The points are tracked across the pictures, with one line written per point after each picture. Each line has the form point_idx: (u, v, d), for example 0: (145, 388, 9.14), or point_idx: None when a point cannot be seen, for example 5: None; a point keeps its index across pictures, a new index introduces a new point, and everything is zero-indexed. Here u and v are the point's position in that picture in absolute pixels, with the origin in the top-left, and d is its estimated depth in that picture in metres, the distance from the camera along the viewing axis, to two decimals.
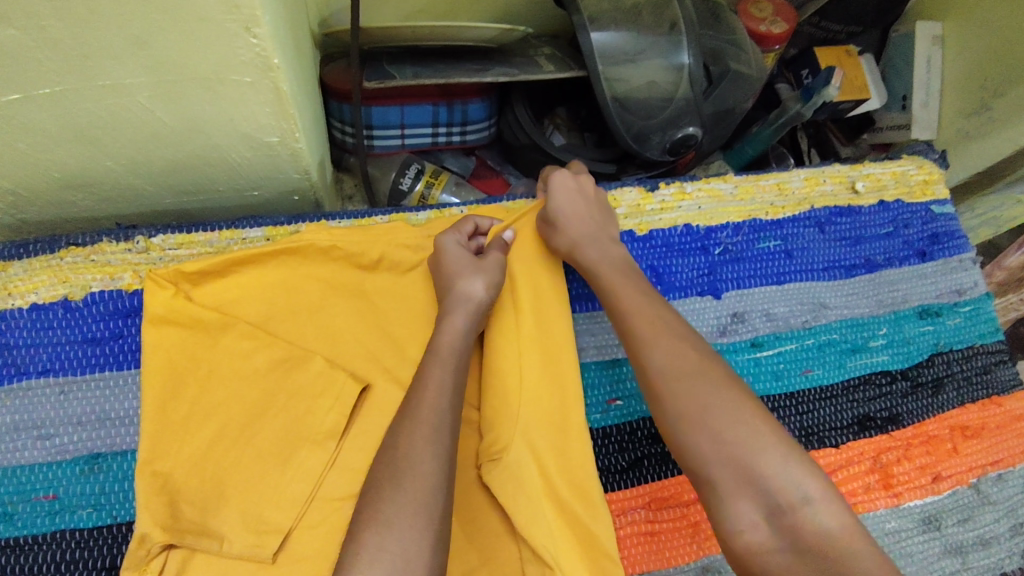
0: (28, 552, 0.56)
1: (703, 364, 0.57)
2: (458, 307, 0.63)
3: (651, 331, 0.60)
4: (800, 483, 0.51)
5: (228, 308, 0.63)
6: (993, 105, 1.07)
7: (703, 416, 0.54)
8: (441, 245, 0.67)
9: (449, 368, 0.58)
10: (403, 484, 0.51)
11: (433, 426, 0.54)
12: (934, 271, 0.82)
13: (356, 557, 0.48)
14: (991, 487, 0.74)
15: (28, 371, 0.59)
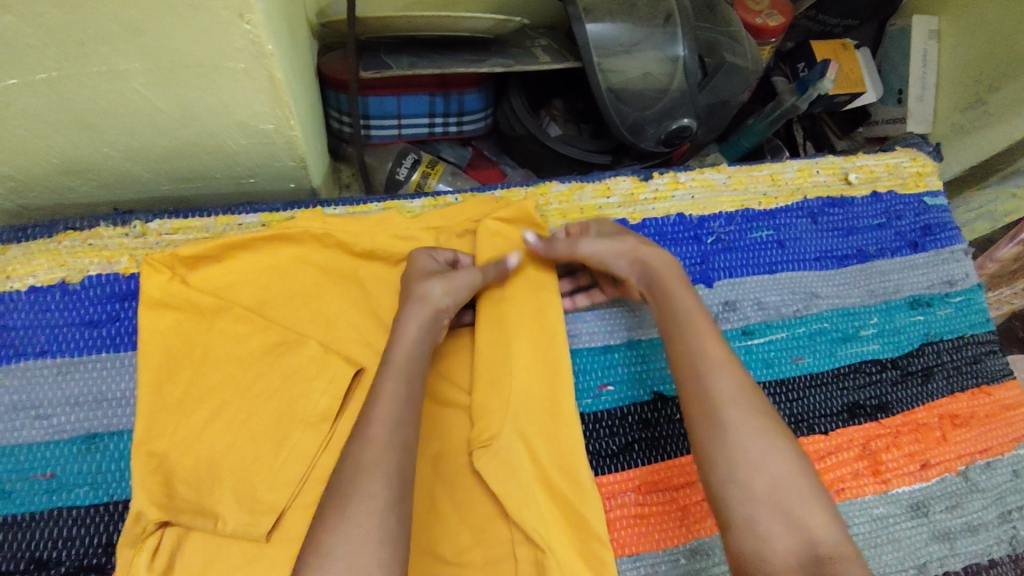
0: (25, 530, 0.56)
1: (765, 406, 0.59)
2: (413, 315, 0.62)
3: (722, 359, 0.61)
4: (838, 542, 0.53)
5: (224, 293, 0.64)
6: (987, 99, 1.07)
7: (762, 451, 0.56)
8: (413, 257, 0.67)
9: (401, 375, 0.59)
10: (350, 507, 0.52)
11: (384, 443, 0.55)
12: (926, 262, 0.82)
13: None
14: (980, 475, 0.75)
15: (26, 353, 0.60)
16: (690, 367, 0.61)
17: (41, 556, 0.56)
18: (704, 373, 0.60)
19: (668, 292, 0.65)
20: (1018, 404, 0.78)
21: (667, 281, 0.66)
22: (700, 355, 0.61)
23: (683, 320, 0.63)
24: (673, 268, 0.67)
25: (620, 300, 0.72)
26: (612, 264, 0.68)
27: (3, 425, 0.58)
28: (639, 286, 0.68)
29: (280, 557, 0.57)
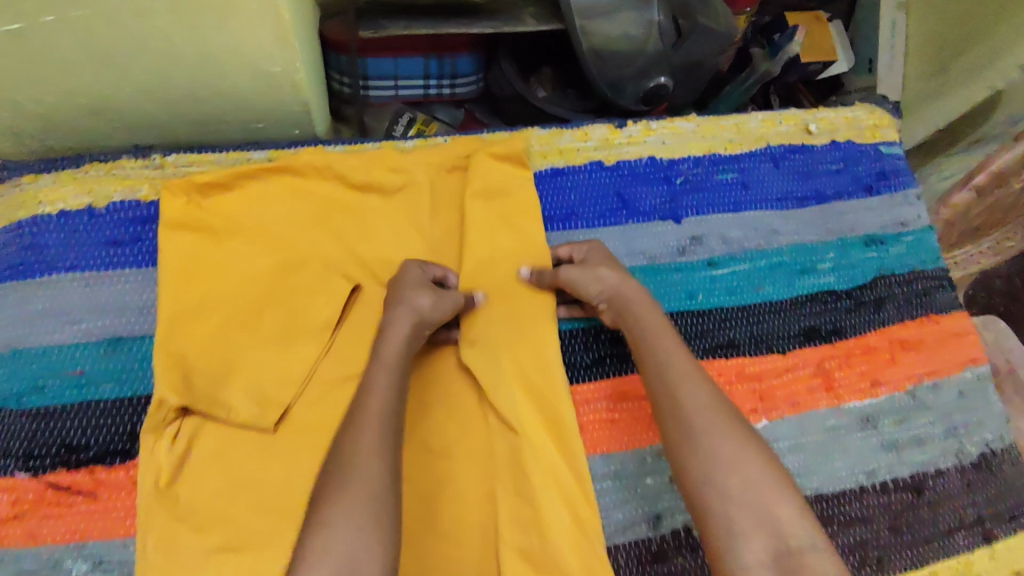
0: (57, 419, 0.63)
1: (731, 413, 0.63)
2: (401, 319, 0.67)
3: (692, 373, 0.65)
4: (808, 532, 0.57)
5: (235, 218, 0.71)
6: (952, 65, 1.11)
7: (732, 455, 0.60)
8: (403, 268, 0.72)
9: (392, 373, 0.64)
10: (349, 486, 0.57)
11: (379, 429, 0.60)
12: (880, 205, 0.89)
13: (307, 557, 0.54)
14: (927, 393, 0.81)
15: (57, 268, 0.67)
16: (662, 385, 0.65)
17: (72, 443, 0.63)
18: (676, 388, 0.65)
19: (640, 316, 0.70)
20: (964, 331, 0.85)
21: (640, 305, 0.70)
22: (671, 371, 0.66)
23: (653, 341, 0.68)
24: (645, 294, 0.72)
25: (595, 232, 0.80)
26: (588, 293, 0.72)
27: (37, 329, 0.65)
28: (610, 313, 0.72)
29: (287, 444, 0.65)
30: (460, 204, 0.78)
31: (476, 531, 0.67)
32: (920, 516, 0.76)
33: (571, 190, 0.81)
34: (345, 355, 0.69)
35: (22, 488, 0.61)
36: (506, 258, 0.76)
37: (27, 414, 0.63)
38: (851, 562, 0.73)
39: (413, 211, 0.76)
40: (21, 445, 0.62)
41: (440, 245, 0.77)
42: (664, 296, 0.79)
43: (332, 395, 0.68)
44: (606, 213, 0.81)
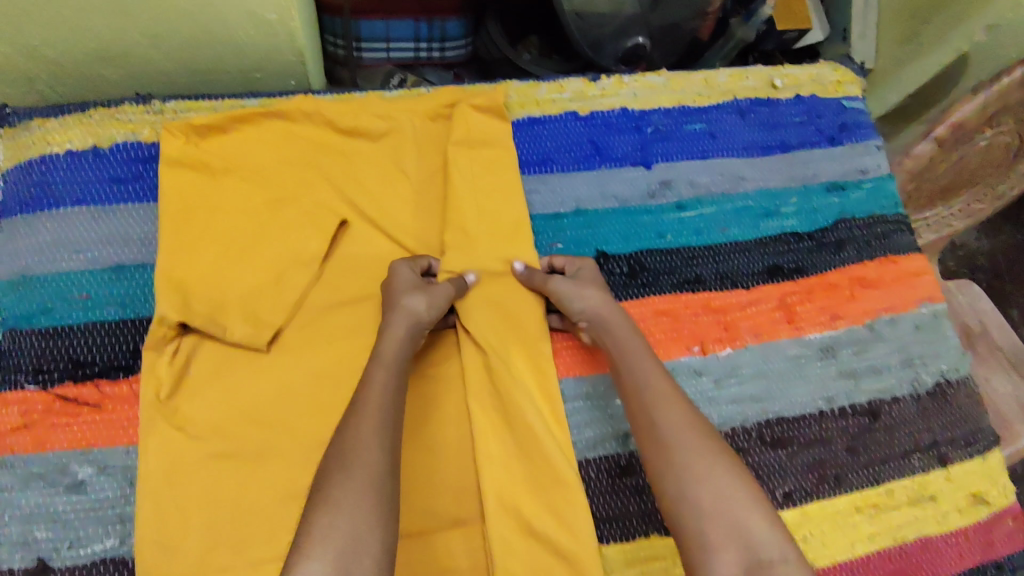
0: (64, 338, 0.68)
1: (706, 431, 0.65)
2: (399, 321, 0.68)
3: (667, 392, 0.68)
4: (778, 544, 0.58)
5: (229, 157, 0.75)
6: (922, 33, 1.14)
7: (704, 470, 0.62)
8: (393, 268, 0.74)
9: (391, 370, 0.65)
10: (353, 472, 0.56)
11: (378, 419, 0.60)
12: (843, 154, 0.93)
13: (308, 538, 0.53)
14: (884, 327, 0.86)
15: (63, 202, 0.72)
16: (639, 404, 0.68)
17: (79, 359, 0.68)
18: (652, 407, 0.67)
19: (619, 337, 0.72)
20: (920, 271, 0.90)
21: (619, 327, 0.73)
22: (648, 391, 0.68)
23: (632, 361, 0.70)
24: (624, 318, 0.74)
25: (571, 176, 0.85)
26: (571, 310, 0.74)
27: (46, 257, 0.70)
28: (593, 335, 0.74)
29: (279, 363, 0.70)
30: (443, 151, 0.81)
31: (455, 446, 0.72)
32: (875, 438, 0.81)
33: (548, 137, 0.86)
34: (332, 283, 0.74)
35: (31, 399, 0.66)
36: (484, 199, 0.79)
37: (36, 333, 0.68)
38: (809, 479, 0.78)
39: (396, 153, 0.80)
40: (31, 362, 0.67)
41: (422, 185, 0.80)
42: (635, 236, 0.84)
43: (321, 319, 0.73)
44: (581, 158, 0.86)
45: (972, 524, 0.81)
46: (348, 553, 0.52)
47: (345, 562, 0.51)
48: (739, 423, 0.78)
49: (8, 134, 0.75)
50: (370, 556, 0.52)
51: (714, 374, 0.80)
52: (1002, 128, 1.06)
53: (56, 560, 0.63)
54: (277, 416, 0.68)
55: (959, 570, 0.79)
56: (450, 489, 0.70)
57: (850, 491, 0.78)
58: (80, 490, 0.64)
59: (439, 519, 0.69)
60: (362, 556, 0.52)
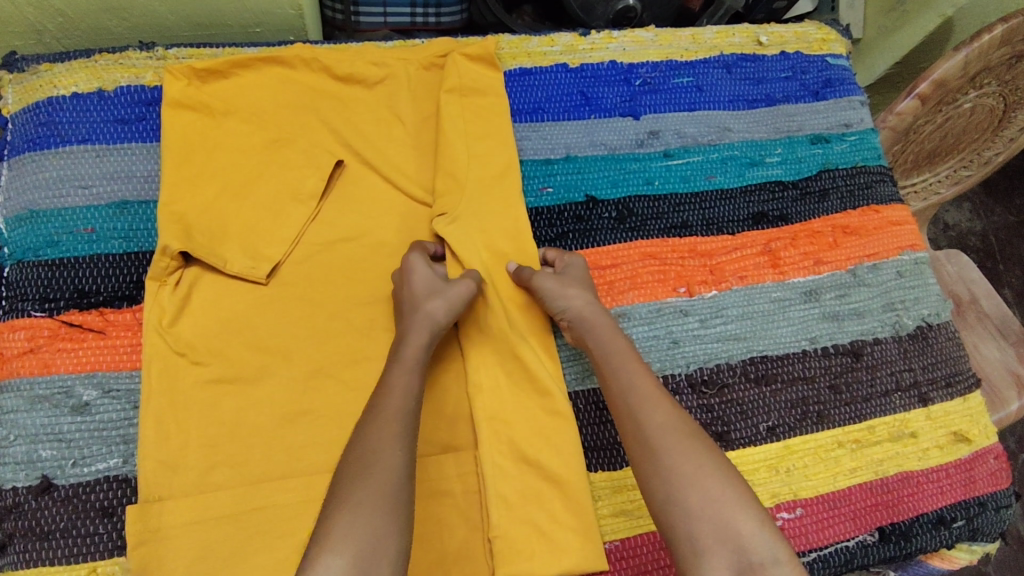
0: (70, 269, 0.71)
1: (693, 429, 0.65)
2: (419, 327, 0.69)
3: (652, 394, 0.67)
4: (770, 545, 0.58)
5: (230, 101, 0.78)
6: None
7: (694, 474, 0.61)
8: (409, 262, 0.73)
9: (412, 376, 0.65)
10: (373, 475, 0.58)
11: (399, 424, 0.62)
12: (827, 108, 0.96)
13: (328, 535, 0.55)
14: (867, 272, 0.87)
15: (70, 140, 0.75)
16: (624, 407, 0.67)
17: (84, 289, 0.70)
18: (637, 410, 0.66)
19: (602, 338, 0.71)
20: (903, 220, 0.92)
21: (602, 326, 0.72)
22: (634, 392, 0.67)
23: (615, 360, 0.70)
24: (606, 316, 0.73)
25: (561, 125, 0.87)
26: (554, 307, 0.73)
27: (52, 192, 0.73)
28: (575, 333, 0.73)
29: (277, 295, 0.73)
30: (436, 99, 0.83)
31: (449, 377, 0.74)
32: (858, 377, 0.82)
33: (539, 88, 0.88)
34: (329, 221, 0.77)
35: (38, 326, 0.69)
36: (476, 142, 0.81)
37: (43, 264, 0.70)
38: (792, 414, 0.79)
39: (391, 100, 0.83)
40: (38, 290, 0.70)
41: (416, 130, 0.82)
42: (623, 183, 0.86)
43: (318, 256, 0.75)
44: (571, 108, 0.88)
45: (952, 462, 0.82)
46: (368, 553, 0.54)
47: (364, 562, 0.54)
48: (723, 360, 0.80)
49: (18, 80, 0.77)
50: (386, 559, 0.55)
51: (700, 313, 0.82)
52: (985, 91, 1.07)
53: (61, 477, 0.65)
54: (275, 344, 0.70)
55: (940, 505, 0.80)
56: (443, 416, 0.72)
57: (834, 427, 0.80)
58: (85, 411, 0.67)
59: (431, 445, 0.71)
60: (380, 559, 0.55)
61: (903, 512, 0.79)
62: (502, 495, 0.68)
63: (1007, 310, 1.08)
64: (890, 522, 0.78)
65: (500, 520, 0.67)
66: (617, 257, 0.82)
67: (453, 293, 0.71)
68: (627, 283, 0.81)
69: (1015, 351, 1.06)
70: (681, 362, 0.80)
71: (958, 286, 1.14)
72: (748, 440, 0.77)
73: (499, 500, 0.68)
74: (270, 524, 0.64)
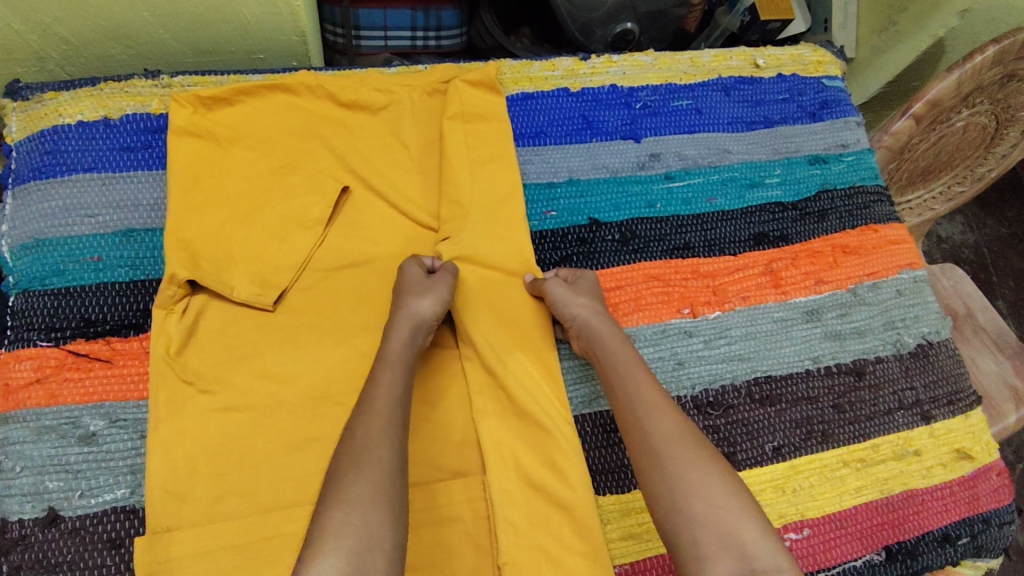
0: (75, 297, 0.70)
1: (698, 440, 0.65)
2: (403, 320, 0.70)
3: (660, 403, 0.67)
4: (773, 555, 0.57)
5: (235, 128, 0.79)
6: (898, 20, 1.19)
7: (699, 480, 0.61)
8: (397, 270, 0.75)
9: (399, 369, 0.66)
10: (362, 469, 0.58)
11: (386, 420, 0.62)
12: (824, 129, 0.97)
13: (321, 533, 0.54)
14: (867, 291, 0.88)
15: (75, 169, 0.75)
16: (631, 415, 0.67)
17: (90, 317, 0.70)
18: (644, 416, 0.66)
19: (610, 348, 0.72)
20: (901, 239, 0.93)
21: (608, 337, 0.73)
22: (640, 402, 0.68)
23: (623, 370, 0.70)
24: (615, 328, 0.74)
25: (563, 148, 0.88)
26: (563, 313, 0.74)
27: (58, 221, 0.73)
28: (583, 343, 0.74)
29: (283, 321, 0.73)
30: (440, 124, 0.84)
31: (456, 402, 0.74)
32: (862, 396, 0.83)
33: (541, 112, 0.89)
34: (335, 247, 0.77)
35: (43, 356, 0.68)
36: (480, 168, 0.82)
37: (49, 293, 0.70)
38: (797, 434, 0.79)
39: (395, 125, 0.83)
40: (44, 320, 0.69)
41: (419, 155, 0.83)
42: (625, 205, 0.87)
43: (324, 282, 0.75)
44: (573, 132, 0.89)
45: (956, 479, 0.82)
46: (362, 547, 0.53)
47: (358, 557, 0.53)
48: (728, 381, 0.81)
49: (23, 108, 0.77)
50: (381, 553, 0.54)
51: (705, 334, 0.82)
52: (977, 110, 1.11)
53: (67, 509, 0.63)
54: (282, 371, 0.70)
55: (944, 522, 0.80)
56: (451, 442, 0.72)
57: (838, 446, 0.80)
58: (92, 442, 0.66)
59: (440, 471, 0.71)
60: (374, 552, 0.54)
61: (908, 530, 0.78)
62: (510, 521, 0.68)
63: (1003, 324, 1.10)
64: (897, 541, 0.78)
65: (508, 547, 0.67)
66: (620, 280, 0.83)
67: (437, 286, 0.72)
68: (632, 305, 0.82)
69: (1011, 364, 1.07)
70: (686, 383, 0.80)
71: (953, 300, 1.15)
72: (754, 461, 0.77)
73: (508, 526, 0.68)
74: (279, 553, 0.64)
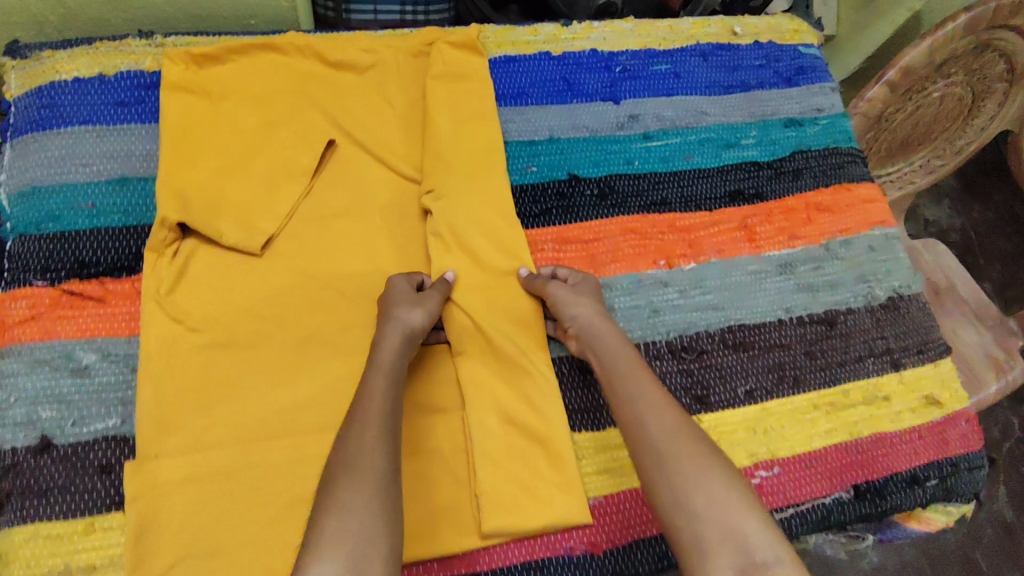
0: (70, 241, 0.73)
1: (697, 435, 0.66)
2: (393, 331, 0.70)
3: (659, 402, 0.68)
4: (772, 545, 0.58)
5: (226, 84, 0.82)
6: None
7: (699, 476, 0.62)
8: (391, 282, 0.75)
9: (389, 378, 0.66)
10: (358, 477, 0.59)
11: (379, 428, 0.63)
12: (799, 94, 1.00)
13: (319, 540, 0.55)
14: (840, 247, 0.91)
15: (71, 121, 0.78)
16: (631, 414, 0.68)
17: (84, 259, 0.73)
18: (646, 416, 0.67)
19: (609, 349, 0.73)
20: (874, 198, 0.95)
21: (608, 338, 0.74)
22: (639, 400, 0.68)
23: (622, 370, 0.71)
24: (614, 329, 0.75)
25: (544, 109, 0.91)
26: (562, 318, 0.75)
27: (54, 170, 0.76)
28: (582, 345, 0.75)
29: (270, 265, 0.76)
30: (423, 83, 0.87)
31: (438, 345, 0.77)
32: (832, 344, 0.85)
33: (522, 74, 0.92)
34: (321, 197, 0.80)
35: (38, 295, 0.71)
36: (461, 125, 0.85)
37: (45, 236, 0.73)
38: (768, 379, 0.82)
39: (380, 84, 0.86)
40: (39, 261, 0.72)
41: (404, 113, 0.86)
42: (604, 162, 0.90)
43: (309, 229, 0.78)
44: (554, 93, 0.92)
45: (925, 425, 0.84)
46: (359, 553, 0.55)
47: (355, 562, 0.54)
48: (702, 329, 0.83)
49: (21, 66, 0.80)
50: (378, 559, 0.55)
51: (680, 285, 0.85)
52: (953, 81, 1.13)
53: (59, 436, 0.66)
54: (268, 311, 0.73)
55: (913, 465, 0.82)
56: (432, 381, 0.75)
57: (808, 390, 0.82)
58: (84, 374, 0.69)
59: (421, 408, 0.73)
60: (371, 557, 0.55)
61: (878, 470, 0.81)
62: (487, 454, 0.71)
63: (982, 294, 1.13)
64: (866, 481, 0.80)
65: (485, 478, 0.70)
66: (599, 232, 0.86)
67: (431, 303, 0.73)
68: (609, 256, 0.85)
69: (990, 332, 1.10)
70: (661, 330, 0.82)
71: (934, 274, 1.19)
72: (726, 403, 0.80)
73: (485, 459, 0.71)
74: (264, 479, 0.66)
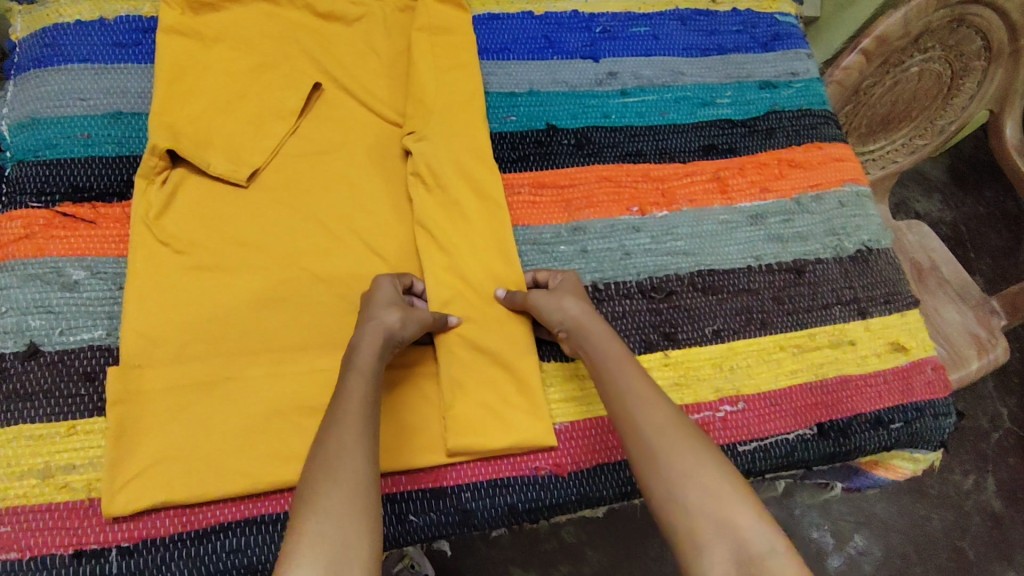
0: (65, 167, 0.77)
1: (688, 426, 0.63)
2: (373, 333, 0.67)
3: (648, 394, 0.65)
4: (767, 535, 0.55)
5: (220, 29, 0.86)
6: None
7: (691, 469, 0.59)
8: (377, 284, 0.74)
9: (368, 380, 0.64)
10: (337, 479, 0.56)
11: (359, 426, 0.60)
12: (774, 58, 1.03)
13: (296, 544, 0.52)
14: (810, 202, 0.93)
15: (71, 59, 0.82)
16: (621, 409, 0.65)
17: (78, 184, 0.76)
18: (635, 412, 0.64)
19: (596, 344, 0.70)
20: (845, 156, 0.98)
21: (595, 332, 0.71)
22: (627, 394, 0.65)
23: (611, 364, 0.68)
24: (602, 322, 0.72)
25: (526, 63, 0.94)
26: (548, 315, 0.73)
27: (52, 103, 0.79)
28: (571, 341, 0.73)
29: (254, 196, 0.79)
30: (409, 34, 0.90)
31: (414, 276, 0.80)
32: (800, 291, 0.88)
33: (505, 31, 0.96)
34: (306, 136, 0.84)
35: (32, 215, 0.74)
36: (444, 73, 0.87)
37: (42, 163, 0.77)
38: (736, 321, 0.84)
39: (368, 35, 0.90)
40: (35, 185, 0.76)
41: (389, 62, 0.89)
42: (582, 115, 0.93)
43: (295, 165, 0.82)
44: (535, 50, 0.96)
45: (890, 369, 0.86)
46: (339, 556, 0.52)
47: (335, 565, 0.51)
48: (671, 272, 0.86)
49: (27, 10, 0.84)
50: (358, 561, 0.52)
51: (652, 230, 0.88)
52: (929, 55, 1.14)
53: (47, 344, 0.69)
54: (251, 238, 0.76)
55: (878, 407, 0.84)
56: None
57: (774, 332, 0.85)
58: (74, 289, 0.72)
59: None
60: (352, 560, 0.52)
61: (841, 411, 0.83)
62: (457, 377, 0.73)
63: (964, 274, 1.14)
64: (829, 420, 0.82)
65: (454, 398, 0.72)
66: (575, 178, 0.89)
67: (413, 312, 0.71)
68: (585, 202, 0.88)
69: (971, 310, 1.12)
70: (632, 271, 0.85)
71: (919, 254, 1.20)
72: (694, 341, 0.82)
73: (455, 381, 0.73)
74: (240, 390, 0.69)
